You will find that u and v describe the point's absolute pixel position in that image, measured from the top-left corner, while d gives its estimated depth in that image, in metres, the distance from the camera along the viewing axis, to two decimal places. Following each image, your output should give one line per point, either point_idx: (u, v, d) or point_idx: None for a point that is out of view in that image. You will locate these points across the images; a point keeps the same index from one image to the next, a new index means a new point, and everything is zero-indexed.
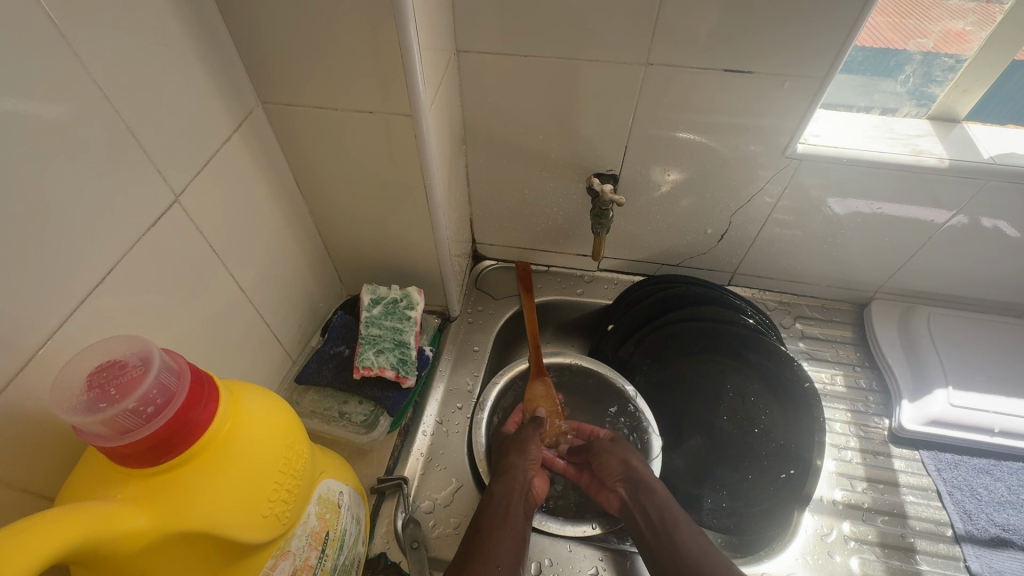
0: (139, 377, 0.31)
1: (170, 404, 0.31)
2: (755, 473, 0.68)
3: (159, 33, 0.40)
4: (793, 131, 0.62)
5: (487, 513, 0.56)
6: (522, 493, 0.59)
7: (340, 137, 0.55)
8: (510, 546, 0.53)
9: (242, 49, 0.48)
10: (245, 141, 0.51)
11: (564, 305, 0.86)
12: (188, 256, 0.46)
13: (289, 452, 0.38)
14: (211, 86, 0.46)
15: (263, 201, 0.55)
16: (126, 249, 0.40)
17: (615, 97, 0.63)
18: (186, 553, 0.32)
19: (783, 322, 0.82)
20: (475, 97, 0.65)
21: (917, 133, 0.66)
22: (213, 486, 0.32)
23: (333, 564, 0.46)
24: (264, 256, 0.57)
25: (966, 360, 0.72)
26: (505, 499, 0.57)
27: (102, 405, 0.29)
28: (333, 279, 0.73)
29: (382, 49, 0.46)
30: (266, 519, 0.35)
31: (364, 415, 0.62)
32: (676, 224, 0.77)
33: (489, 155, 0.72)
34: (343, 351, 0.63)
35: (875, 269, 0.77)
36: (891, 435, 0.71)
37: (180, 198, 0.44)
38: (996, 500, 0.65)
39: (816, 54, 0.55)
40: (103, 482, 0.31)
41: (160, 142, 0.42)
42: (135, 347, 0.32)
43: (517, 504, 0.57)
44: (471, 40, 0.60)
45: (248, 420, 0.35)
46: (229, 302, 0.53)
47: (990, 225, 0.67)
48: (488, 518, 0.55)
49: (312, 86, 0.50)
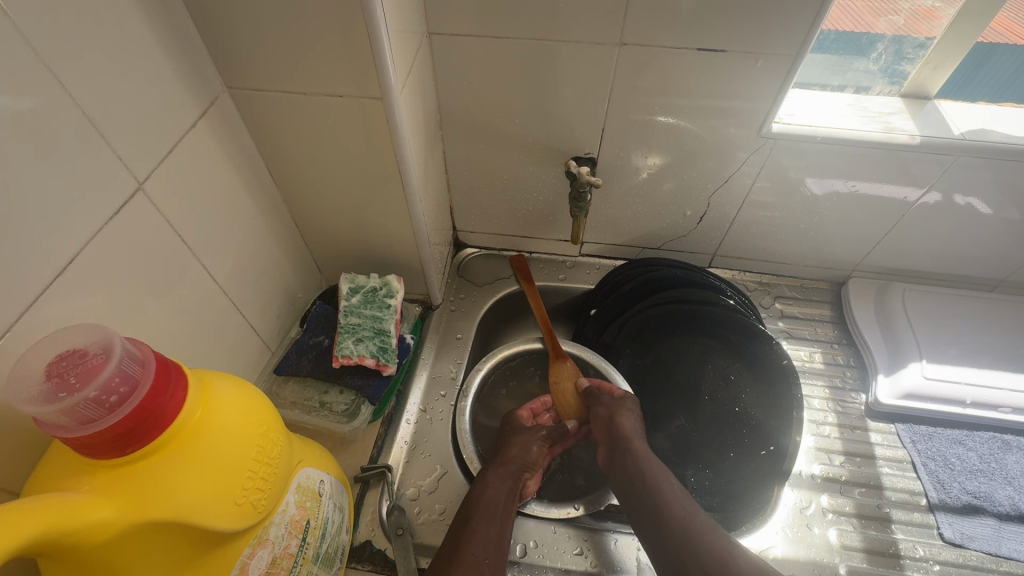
0: (99, 365, 0.30)
1: (134, 393, 0.30)
2: (737, 450, 0.68)
3: (115, 14, 0.38)
4: (767, 111, 0.62)
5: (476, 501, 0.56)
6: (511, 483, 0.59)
7: (311, 123, 0.54)
8: (495, 537, 0.54)
9: (204, 32, 0.47)
10: (212, 128, 0.50)
11: (547, 291, 0.86)
12: (156, 247, 0.45)
13: (263, 441, 0.38)
14: (174, 71, 0.44)
15: (234, 190, 0.54)
16: (89, 239, 0.39)
17: (590, 79, 0.62)
18: (158, 544, 0.31)
19: (763, 302, 0.83)
20: (449, 81, 0.65)
21: (890, 111, 0.66)
22: (182, 475, 0.32)
23: (315, 552, 0.46)
24: (238, 247, 0.56)
25: (940, 334, 0.74)
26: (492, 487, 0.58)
27: (61, 395, 0.29)
28: (311, 270, 0.72)
29: (349, 31, 0.45)
30: (240, 508, 0.35)
31: (345, 405, 0.61)
32: (656, 207, 0.77)
33: (467, 141, 0.72)
34: (322, 342, 0.62)
35: (852, 248, 0.78)
36: (868, 410, 0.72)
37: (145, 186, 0.43)
38: (968, 469, 0.66)
39: (788, 32, 0.55)
40: (68, 475, 0.30)
41: (121, 128, 0.40)
42: (97, 336, 0.32)
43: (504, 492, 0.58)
44: (443, 22, 0.59)
45: (219, 408, 0.35)
46: (202, 294, 0.51)
47: (963, 201, 0.68)
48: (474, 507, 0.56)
49: (279, 71, 0.49)
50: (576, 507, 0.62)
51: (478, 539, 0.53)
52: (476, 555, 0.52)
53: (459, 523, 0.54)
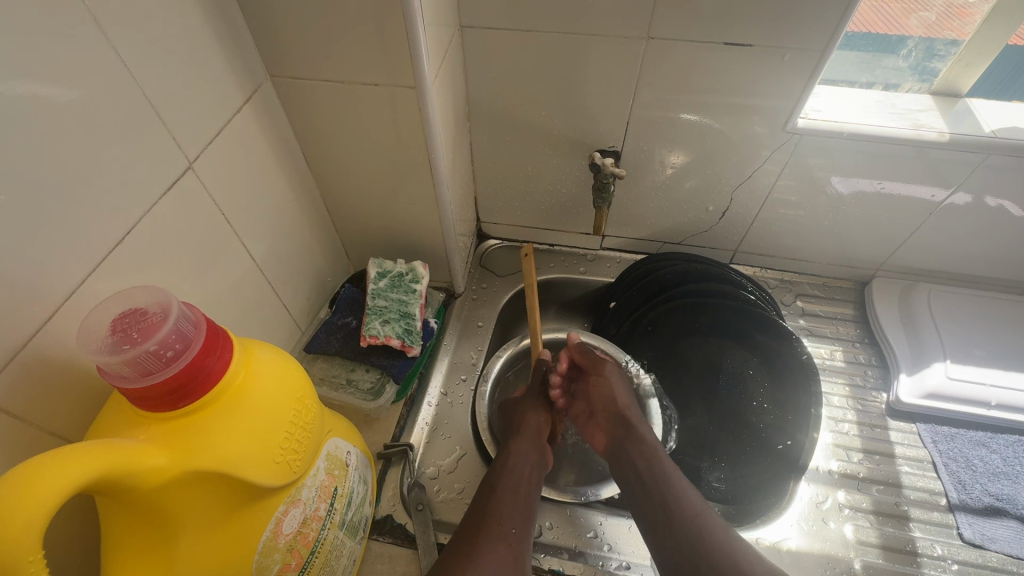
0: (158, 323, 0.33)
1: (188, 350, 0.33)
2: (751, 445, 0.69)
3: (173, 2, 0.41)
4: (793, 107, 0.63)
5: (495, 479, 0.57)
6: (535, 459, 0.61)
7: (346, 111, 0.56)
8: (518, 512, 0.54)
9: (251, 22, 0.49)
10: (255, 113, 0.52)
11: (567, 283, 0.88)
12: (203, 223, 0.47)
13: (300, 405, 0.40)
14: (223, 57, 0.47)
15: (273, 174, 0.57)
16: (146, 214, 0.41)
17: (617, 73, 0.63)
18: (206, 494, 0.34)
19: (784, 299, 0.83)
20: (478, 73, 0.66)
21: (919, 109, 0.66)
22: (228, 430, 0.34)
23: (341, 518, 0.48)
24: (274, 228, 0.58)
25: (966, 335, 0.73)
26: (515, 464, 0.59)
27: (125, 347, 0.31)
28: (340, 255, 0.75)
29: (387, 21, 0.47)
30: (278, 465, 0.37)
31: (371, 383, 0.64)
32: (678, 202, 0.78)
33: (493, 133, 0.73)
34: (350, 322, 0.65)
35: (877, 247, 0.78)
36: (888, 409, 0.72)
37: (196, 166, 0.45)
38: (991, 471, 0.66)
39: (816, 26, 0.55)
40: (127, 426, 0.33)
41: (176, 110, 0.43)
42: (155, 296, 0.34)
43: (528, 468, 0.59)
44: (474, 15, 0.61)
45: (261, 372, 0.37)
46: (242, 271, 0.54)
47: (995, 203, 0.67)
48: (502, 481, 0.57)
49: (320, 61, 0.52)
50: (588, 492, 0.63)
51: (501, 514, 0.53)
52: (504, 527, 0.52)
53: (482, 499, 0.55)
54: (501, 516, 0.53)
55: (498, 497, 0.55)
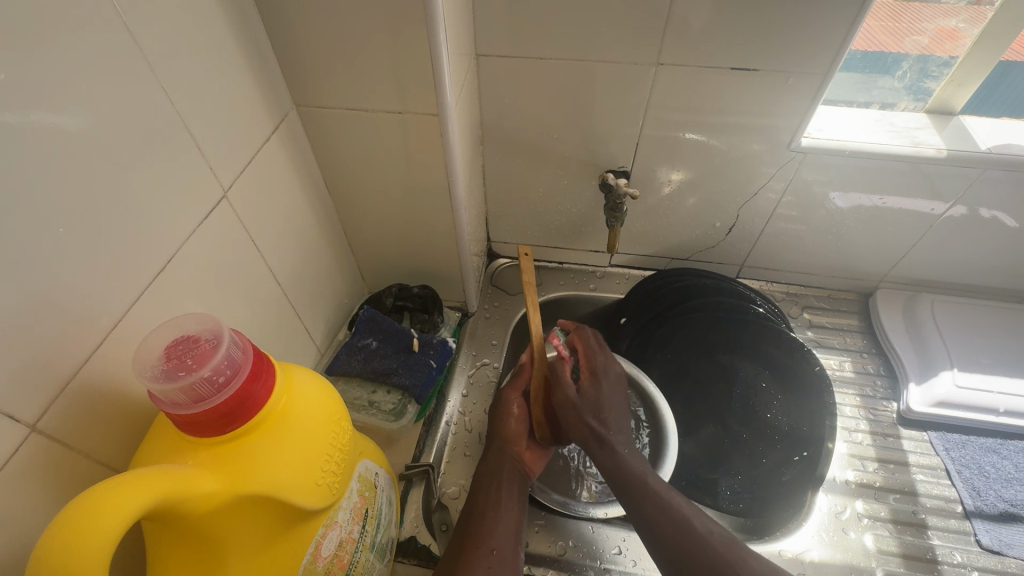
0: (211, 350, 0.33)
1: (238, 376, 0.33)
2: (769, 458, 0.70)
3: (211, 37, 0.42)
4: (797, 127, 0.65)
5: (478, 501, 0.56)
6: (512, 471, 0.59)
7: (369, 138, 0.58)
8: (508, 527, 0.53)
9: (279, 54, 0.51)
10: (281, 141, 0.54)
11: (577, 300, 0.89)
12: (234, 250, 0.48)
13: (338, 428, 0.41)
14: (255, 89, 0.48)
15: (296, 200, 0.58)
16: (183, 241, 0.42)
17: (627, 97, 0.66)
18: (253, 518, 0.34)
19: (790, 312, 0.84)
20: (492, 98, 0.68)
21: (916, 127, 0.68)
22: (273, 453, 0.35)
23: (372, 540, 0.48)
24: (297, 253, 0.59)
25: (971, 344, 0.75)
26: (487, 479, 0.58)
27: (181, 373, 0.32)
28: (356, 277, 0.75)
29: (413, 51, 0.49)
30: (319, 487, 0.38)
31: (392, 404, 0.64)
32: (686, 219, 0.80)
33: (506, 155, 0.75)
34: (370, 344, 0.65)
35: (879, 260, 0.80)
36: (899, 418, 0.73)
37: (228, 194, 0.46)
38: (1003, 477, 0.67)
39: (819, 51, 0.58)
40: (176, 452, 0.33)
41: (212, 140, 0.44)
42: (205, 323, 0.35)
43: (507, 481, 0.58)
44: (490, 44, 0.63)
45: (301, 395, 0.38)
46: (268, 295, 0.54)
47: (990, 215, 0.70)
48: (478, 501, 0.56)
49: (345, 90, 0.53)
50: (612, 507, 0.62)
51: (489, 531, 0.52)
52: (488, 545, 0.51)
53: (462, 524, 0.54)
54: (484, 535, 0.52)
55: (479, 518, 0.54)
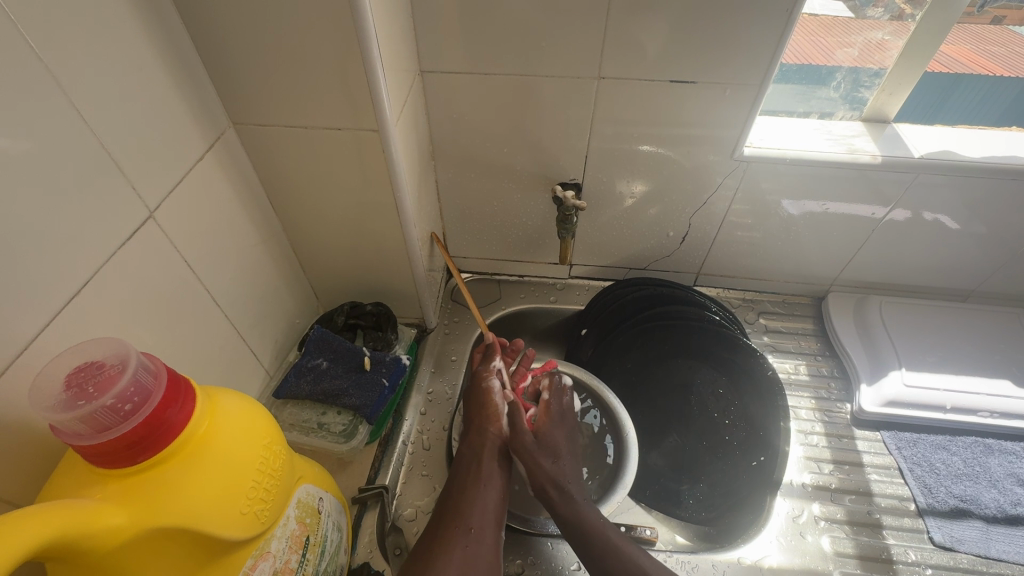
0: (116, 375, 0.32)
1: (147, 404, 0.32)
2: (728, 463, 0.70)
3: (131, 56, 0.41)
4: (738, 136, 0.67)
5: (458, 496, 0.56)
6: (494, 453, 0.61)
7: (310, 155, 0.57)
8: (487, 515, 0.55)
9: (212, 72, 0.50)
10: (217, 160, 0.53)
11: (539, 313, 0.89)
12: (163, 272, 0.47)
13: (267, 452, 0.39)
14: (184, 107, 0.48)
15: (237, 219, 0.57)
16: (100, 265, 0.41)
17: (572, 110, 0.67)
18: (167, 552, 0.32)
19: (747, 318, 0.86)
20: (440, 114, 0.69)
21: (853, 134, 0.71)
22: (190, 483, 0.33)
23: (315, 569, 0.46)
24: (240, 272, 0.58)
25: (916, 343, 0.77)
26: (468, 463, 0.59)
27: (80, 402, 0.31)
28: (309, 295, 0.74)
29: (348, 67, 0.49)
30: (244, 516, 0.36)
31: (343, 425, 0.62)
32: (640, 230, 0.81)
33: (458, 171, 0.75)
34: (320, 364, 0.63)
35: (828, 263, 0.82)
36: (854, 419, 0.74)
37: (155, 214, 0.45)
38: (953, 473, 0.68)
39: (751, 62, 0.60)
40: (82, 485, 0.32)
41: (134, 160, 0.43)
42: (114, 348, 0.34)
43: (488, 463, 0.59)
44: (434, 60, 0.63)
45: (224, 419, 0.36)
46: (206, 317, 0.53)
47: (933, 218, 0.72)
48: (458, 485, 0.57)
49: (282, 107, 0.53)
50: None
51: (470, 517, 0.54)
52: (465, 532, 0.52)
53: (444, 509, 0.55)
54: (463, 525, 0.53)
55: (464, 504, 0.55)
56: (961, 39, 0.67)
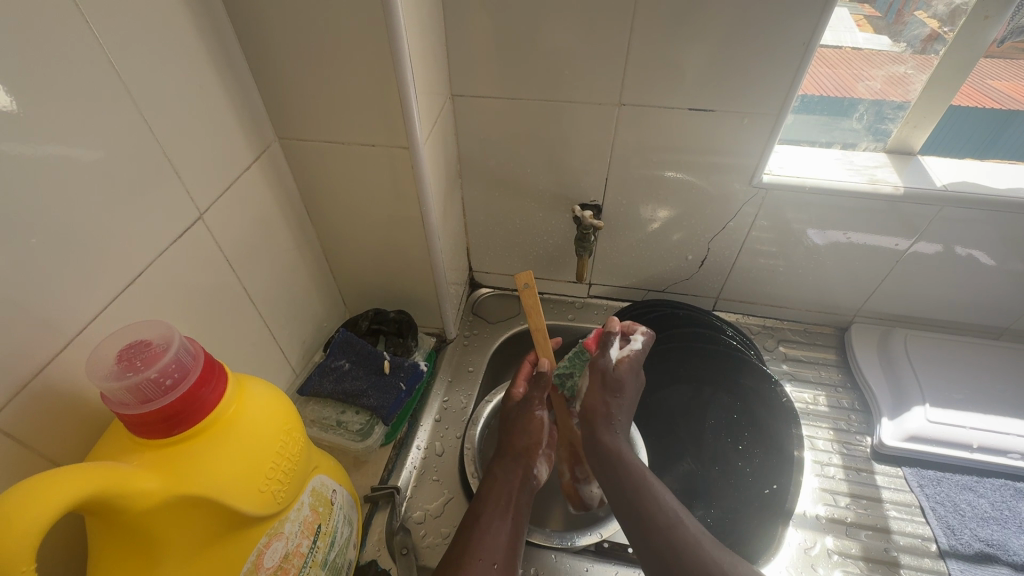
0: (160, 353, 0.36)
1: (184, 380, 0.36)
2: (740, 491, 0.68)
3: (193, 75, 0.47)
4: (756, 164, 0.68)
5: (475, 522, 0.54)
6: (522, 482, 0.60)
7: (345, 169, 0.61)
8: (503, 543, 0.53)
9: (263, 92, 0.56)
10: (262, 170, 0.58)
11: (557, 330, 0.90)
12: (207, 269, 0.51)
13: (288, 437, 0.42)
14: (235, 121, 0.53)
15: (276, 225, 0.61)
16: (153, 258, 0.45)
17: (593, 134, 0.70)
18: (191, 519, 0.35)
19: (766, 345, 0.85)
20: (468, 135, 0.73)
21: (875, 165, 0.71)
22: (216, 457, 0.36)
23: (324, 558, 0.48)
24: (276, 274, 0.62)
25: (943, 379, 0.75)
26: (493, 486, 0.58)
27: (128, 373, 0.35)
28: (337, 301, 0.78)
29: (384, 90, 0.53)
30: (262, 494, 0.39)
31: (360, 424, 0.65)
32: (660, 253, 0.82)
33: (484, 189, 0.79)
34: (343, 365, 0.67)
35: (851, 294, 0.81)
36: (874, 453, 0.72)
37: (204, 216, 0.50)
38: (979, 515, 0.65)
39: (769, 95, 0.62)
40: (122, 452, 0.35)
41: (190, 166, 0.48)
42: (160, 330, 0.38)
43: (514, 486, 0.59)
44: (465, 85, 0.68)
45: (251, 403, 0.40)
46: (242, 313, 0.57)
47: (965, 253, 0.71)
48: (481, 504, 0.56)
49: (323, 124, 0.58)
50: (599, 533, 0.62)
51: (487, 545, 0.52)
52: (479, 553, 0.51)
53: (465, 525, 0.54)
54: (479, 545, 0.52)
55: (485, 521, 0.54)
56: (1014, 75, 0.66)
